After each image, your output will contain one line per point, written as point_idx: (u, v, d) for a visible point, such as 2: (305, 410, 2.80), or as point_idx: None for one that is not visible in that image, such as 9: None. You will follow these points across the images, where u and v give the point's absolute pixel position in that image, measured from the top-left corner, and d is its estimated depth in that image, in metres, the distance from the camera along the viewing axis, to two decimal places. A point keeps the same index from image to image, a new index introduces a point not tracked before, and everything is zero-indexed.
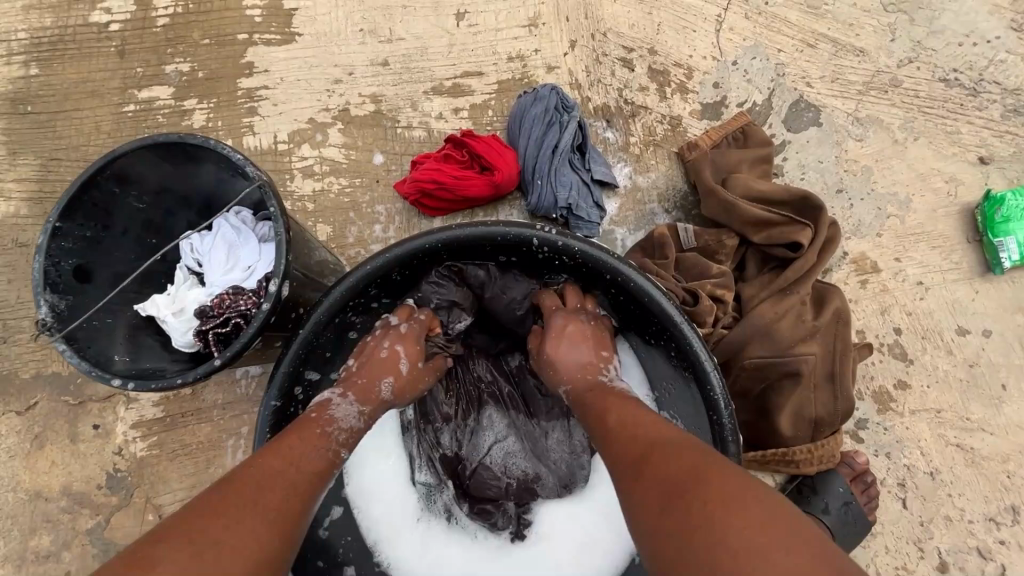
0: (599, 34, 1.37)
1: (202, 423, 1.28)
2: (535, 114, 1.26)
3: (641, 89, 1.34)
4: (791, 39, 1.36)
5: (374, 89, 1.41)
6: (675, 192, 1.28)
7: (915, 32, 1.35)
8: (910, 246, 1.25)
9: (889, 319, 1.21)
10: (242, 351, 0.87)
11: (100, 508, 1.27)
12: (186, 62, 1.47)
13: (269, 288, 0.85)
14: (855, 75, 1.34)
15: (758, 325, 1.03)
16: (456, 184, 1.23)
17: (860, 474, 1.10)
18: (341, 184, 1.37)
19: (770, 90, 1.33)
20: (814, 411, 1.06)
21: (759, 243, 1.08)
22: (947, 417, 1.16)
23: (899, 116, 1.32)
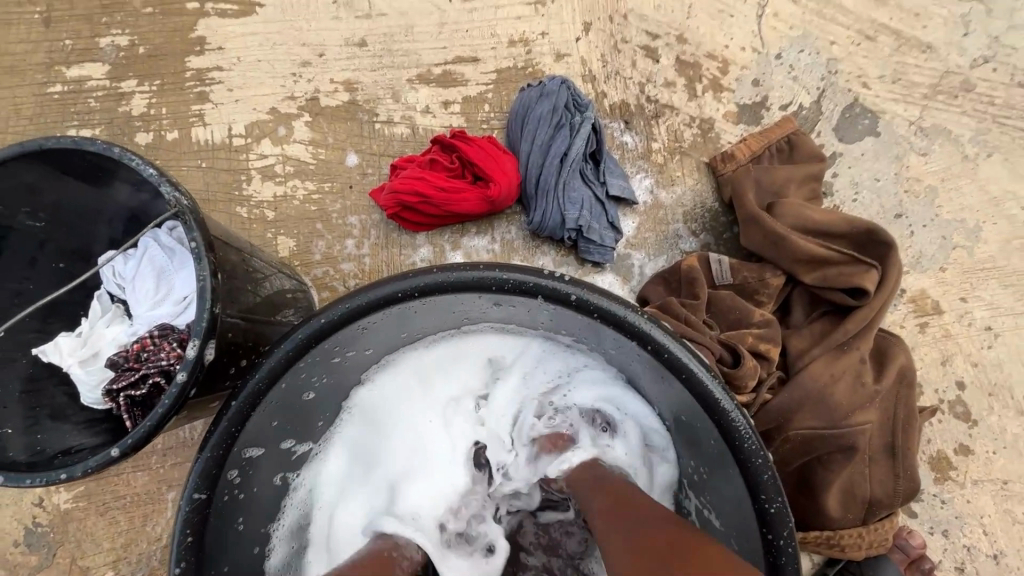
0: (618, 16, 1.14)
1: (137, 473, 1.08)
2: (541, 113, 1.05)
3: (667, 84, 1.12)
4: (846, 30, 1.15)
5: (348, 75, 1.18)
6: (704, 211, 1.08)
7: (992, 27, 1.14)
8: (977, 284, 1.06)
9: (951, 371, 1.03)
10: (151, 437, 0.66)
11: (17, 569, 1.07)
12: (124, 36, 1.23)
13: (188, 353, 0.66)
14: (919, 75, 1.13)
15: (808, 389, 0.84)
16: (444, 197, 1.02)
17: (915, 560, 0.93)
18: (307, 189, 1.15)
19: (820, 91, 1.12)
20: (869, 490, 0.88)
21: (812, 285, 0.89)
22: (1015, 489, 0.99)
23: (970, 127, 1.11)
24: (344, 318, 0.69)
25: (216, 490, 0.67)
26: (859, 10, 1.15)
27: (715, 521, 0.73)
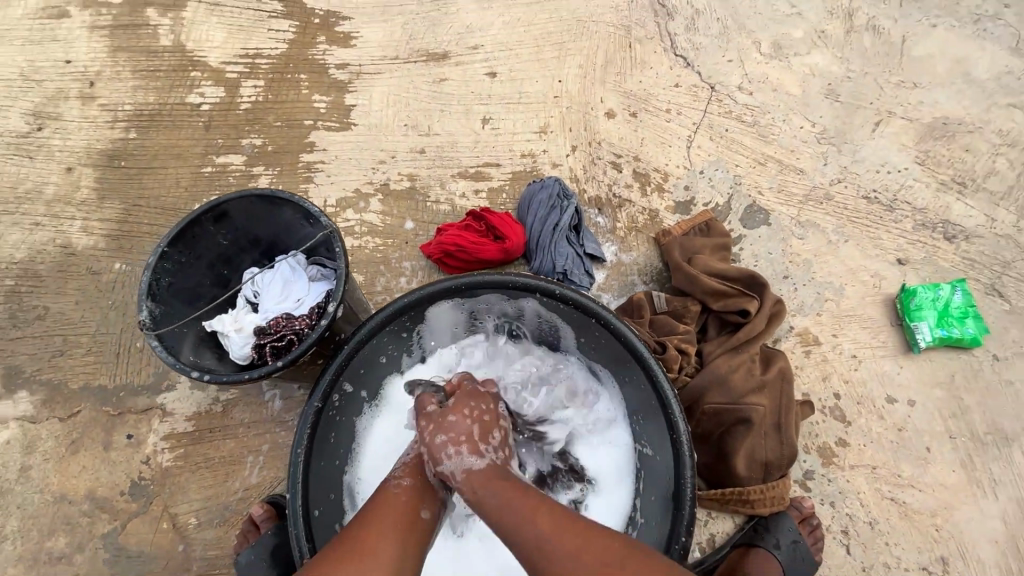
0: (595, 143, 1.72)
1: (227, 439, 1.42)
2: (542, 199, 1.57)
3: (627, 186, 1.67)
4: (747, 158, 1.71)
5: (410, 170, 1.72)
6: (652, 267, 1.56)
7: (843, 160, 1.72)
8: (844, 325, 1.51)
9: (829, 385, 1.44)
10: (298, 359, 1.10)
11: (119, 513, 1.37)
12: (259, 138, 1.78)
13: (329, 308, 1.13)
14: (797, 188, 1.68)
15: (716, 374, 1.26)
16: (474, 248, 1.50)
17: (807, 517, 1.26)
18: (375, 243, 1.64)
19: (730, 195, 1.66)
20: (765, 454, 1.24)
21: (718, 309, 1.34)
22: (882, 473, 1.35)
23: (833, 222, 1.64)
24: (412, 301, 1.14)
25: (325, 402, 1.08)
26: (755, 146, 1.74)
27: (648, 448, 1.13)
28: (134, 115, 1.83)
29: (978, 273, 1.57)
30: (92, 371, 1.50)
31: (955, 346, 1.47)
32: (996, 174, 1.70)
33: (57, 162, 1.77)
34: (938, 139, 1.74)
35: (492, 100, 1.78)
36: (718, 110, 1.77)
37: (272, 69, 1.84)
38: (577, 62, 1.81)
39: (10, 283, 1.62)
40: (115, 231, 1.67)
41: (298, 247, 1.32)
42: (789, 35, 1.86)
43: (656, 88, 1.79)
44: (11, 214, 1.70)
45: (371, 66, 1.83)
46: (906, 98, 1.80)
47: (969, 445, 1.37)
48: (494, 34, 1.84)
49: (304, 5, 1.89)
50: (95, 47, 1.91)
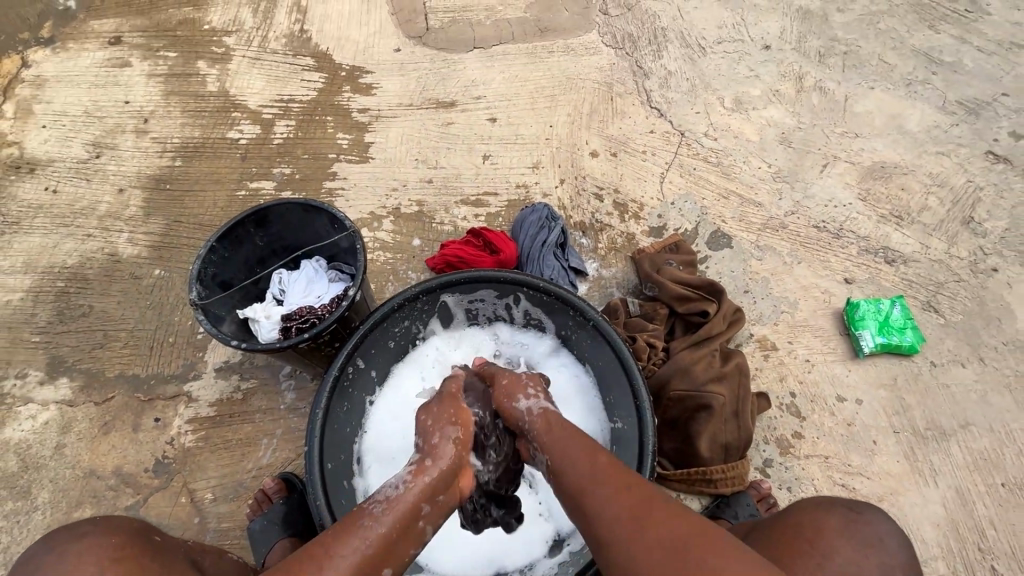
0: (580, 177, 1.99)
1: (245, 423, 1.58)
2: (532, 220, 1.81)
3: (607, 213, 1.91)
4: (712, 191, 1.97)
5: (419, 197, 1.97)
6: (629, 281, 1.78)
7: (795, 195, 1.97)
8: (799, 334, 1.70)
9: (785, 385, 1.61)
10: (320, 334, 1.31)
11: (142, 488, 1.50)
12: (288, 168, 2.04)
13: (350, 293, 1.34)
14: (756, 218, 1.92)
15: (680, 365, 1.46)
16: (473, 260, 1.73)
17: (764, 497, 1.40)
18: (386, 257, 1.86)
19: (697, 223, 1.90)
20: (725, 437, 1.41)
21: (682, 312, 1.57)
22: (834, 462, 1.50)
23: (788, 247, 1.87)
24: (423, 289, 1.36)
25: (342, 372, 1.28)
26: (720, 182, 1.99)
27: (617, 421, 1.31)
28: (181, 147, 2.10)
29: (915, 292, 1.79)
30: (127, 362, 1.68)
31: (896, 353, 1.65)
32: (929, 210, 1.95)
33: (110, 184, 2.02)
34: (878, 180, 2.01)
35: (492, 141, 2.06)
36: (687, 152, 2.05)
37: (302, 112, 2.14)
38: (566, 111, 2.11)
39: (60, 285, 1.82)
40: (157, 243, 1.90)
41: (321, 253, 1.55)
42: (748, 92, 2.17)
43: (634, 133, 2.07)
44: (66, 226, 1.93)
45: (389, 111, 2.13)
46: (849, 145, 2.08)
47: (912, 438, 1.53)
48: (495, 87, 2.16)
49: (333, 61, 2.22)
50: (151, 91, 2.22)
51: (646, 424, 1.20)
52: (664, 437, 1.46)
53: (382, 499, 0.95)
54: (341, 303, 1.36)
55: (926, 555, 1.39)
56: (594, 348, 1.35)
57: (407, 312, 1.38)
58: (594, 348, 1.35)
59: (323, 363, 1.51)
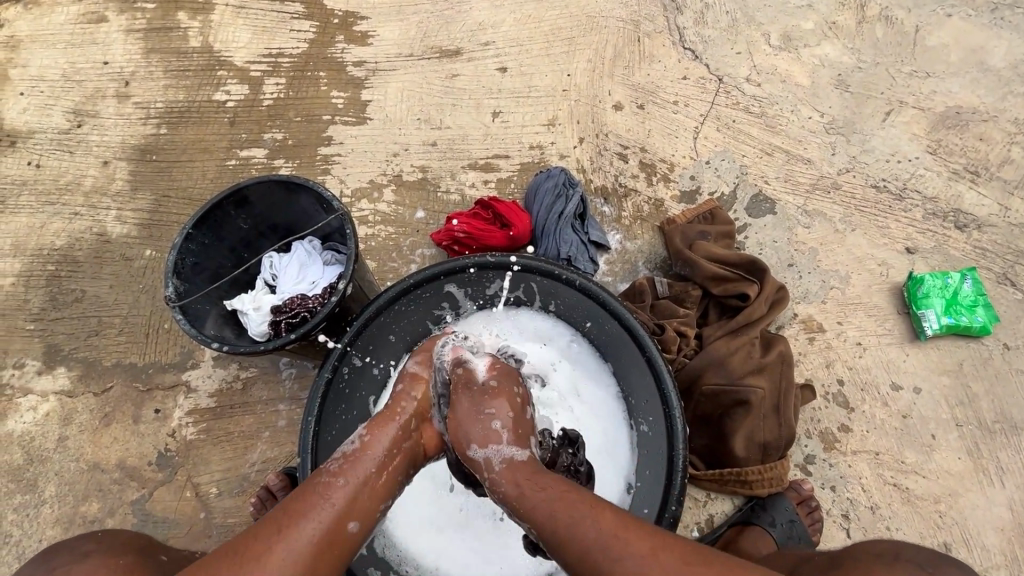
0: (602, 134, 1.75)
1: (246, 415, 1.50)
2: (547, 187, 1.61)
3: (633, 176, 1.69)
4: (754, 148, 1.72)
5: (422, 162, 1.77)
6: (656, 255, 1.59)
7: (852, 149, 1.71)
8: (850, 313, 1.51)
9: (833, 371, 1.45)
10: (308, 333, 1.18)
11: (146, 482, 1.48)
12: (280, 133, 1.84)
13: (339, 286, 1.19)
14: (804, 178, 1.68)
15: (714, 356, 1.33)
16: (481, 235, 1.57)
17: (805, 499, 1.30)
18: (388, 232, 1.70)
19: (736, 185, 1.67)
20: (763, 436, 1.29)
21: (718, 294, 1.43)
22: (885, 459, 1.38)
23: (840, 212, 1.63)
24: (425, 277, 1.23)
25: (336, 372, 1.18)
26: (762, 136, 1.73)
27: (644, 426, 1.14)
28: (165, 111, 1.91)
29: (989, 262, 1.56)
30: (123, 350, 1.60)
31: (963, 334, 1.47)
32: (1011, 163, 1.68)
33: (94, 156, 1.87)
34: (951, 128, 1.72)
35: (502, 95, 1.82)
36: (726, 101, 1.78)
37: (293, 67, 1.91)
38: (586, 56, 1.84)
39: (50, 268, 1.73)
40: (147, 220, 1.77)
41: (313, 233, 1.41)
42: (799, 27, 1.85)
43: (664, 81, 1.80)
44: (53, 204, 1.82)
45: (387, 63, 1.89)
46: (919, 88, 1.77)
47: (977, 432, 1.39)
48: (505, 30, 1.89)
49: (324, 7, 1.96)
50: (130, 49, 1.99)
51: (676, 432, 1.09)
52: (694, 433, 1.35)
53: (340, 455, 0.88)
54: (332, 296, 1.21)
55: (985, 562, 1.29)
56: (616, 345, 1.19)
57: (408, 304, 1.24)
58: (616, 346, 1.19)
59: (321, 353, 1.40)
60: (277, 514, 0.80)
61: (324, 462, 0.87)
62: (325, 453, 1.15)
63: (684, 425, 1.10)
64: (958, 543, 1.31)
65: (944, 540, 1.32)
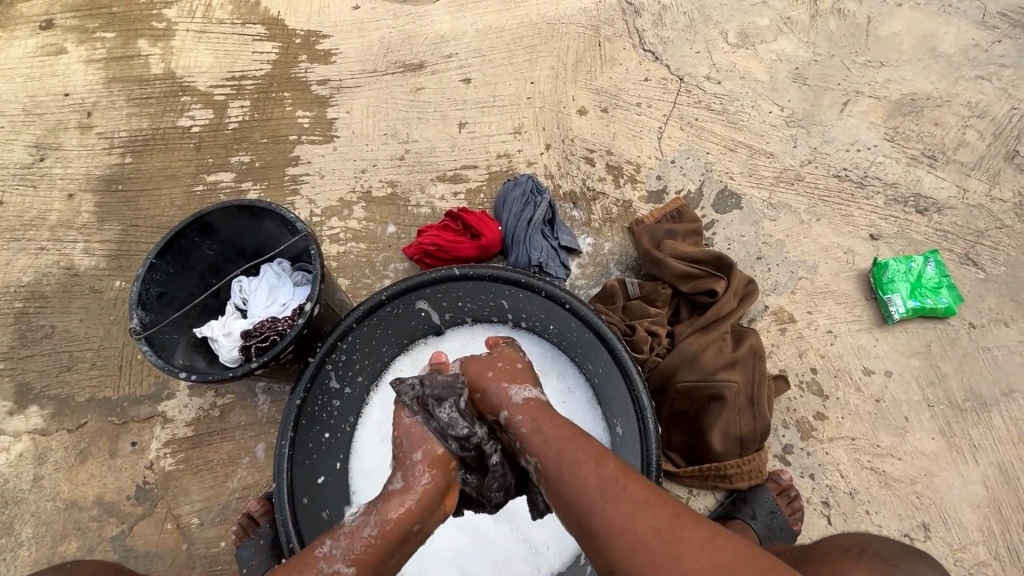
0: (568, 139, 1.77)
1: (225, 442, 1.49)
2: (515, 195, 1.63)
3: (600, 179, 1.70)
4: (717, 144, 1.74)
5: (391, 177, 1.77)
6: (627, 256, 1.61)
7: (813, 141, 1.74)
8: (819, 302, 1.53)
9: (806, 360, 1.47)
10: (277, 356, 1.17)
11: (126, 517, 1.45)
12: (247, 155, 1.83)
13: (306, 307, 1.18)
14: (767, 171, 1.70)
15: (687, 354, 1.35)
16: (451, 247, 1.57)
17: (784, 490, 1.31)
18: (359, 249, 1.70)
19: (701, 181, 1.69)
20: (740, 430, 1.31)
21: (688, 292, 1.45)
22: (861, 444, 1.40)
23: (804, 203, 1.66)
24: (393, 293, 1.22)
25: (307, 397, 1.16)
26: (725, 133, 1.76)
27: (619, 429, 1.16)
28: (129, 140, 1.89)
29: (951, 244, 1.60)
30: (96, 385, 1.58)
31: (930, 316, 1.50)
32: (967, 146, 1.72)
33: (58, 189, 1.84)
34: (907, 115, 1.76)
35: (468, 106, 1.83)
36: (687, 99, 1.80)
37: (256, 89, 1.90)
38: (548, 63, 1.86)
39: (18, 306, 1.71)
40: (115, 251, 1.75)
41: (282, 255, 1.40)
42: (754, 24, 1.89)
43: (627, 84, 1.83)
44: (17, 240, 1.79)
45: (351, 80, 1.89)
46: (873, 77, 1.82)
47: (948, 412, 1.42)
48: (466, 42, 1.91)
49: (285, 27, 1.96)
50: (91, 79, 1.97)
51: (648, 431, 1.08)
52: (673, 432, 1.36)
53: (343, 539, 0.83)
54: (300, 318, 1.21)
55: (964, 540, 1.32)
56: (591, 348, 1.19)
57: (374, 323, 1.22)
58: (591, 348, 1.19)
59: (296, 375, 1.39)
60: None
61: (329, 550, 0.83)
62: (299, 478, 1.13)
63: (655, 423, 1.09)
64: (936, 522, 1.33)
65: (923, 520, 1.34)
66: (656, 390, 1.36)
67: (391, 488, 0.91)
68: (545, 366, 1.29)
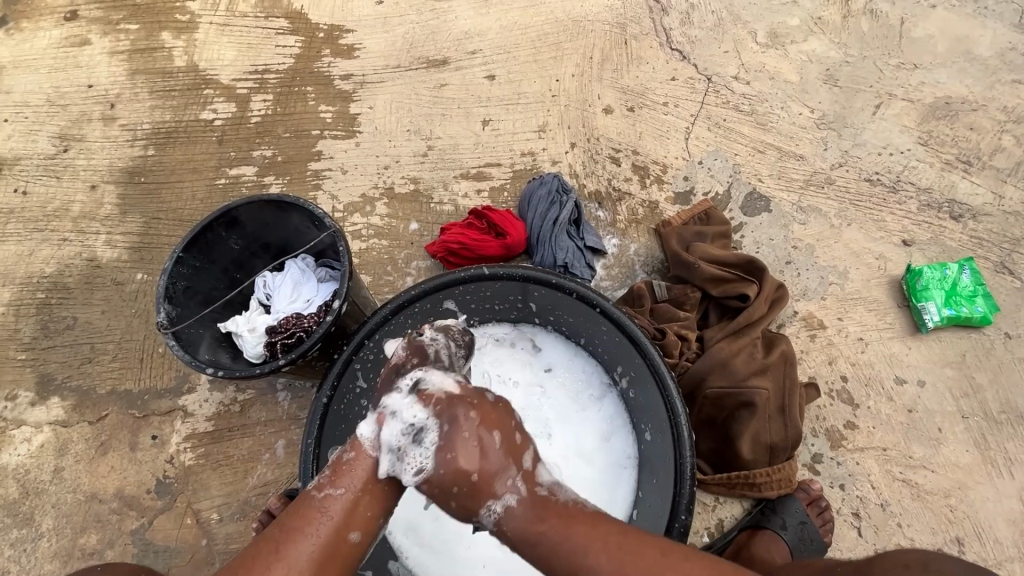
0: (593, 139, 1.74)
1: (245, 437, 1.48)
2: (541, 194, 1.61)
3: (626, 179, 1.68)
4: (746, 146, 1.71)
5: (414, 174, 1.76)
6: (654, 258, 1.59)
7: (844, 144, 1.71)
8: (850, 309, 1.50)
9: (836, 368, 1.44)
10: (304, 354, 1.16)
11: (146, 511, 1.45)
12: (270, 150, 1.82)
13: (333, 305, 1.17)
14: (797, 174, 1.67)
15: (716, 359, 1.32)
16: (475, 245, 1.55)
17: (815, 500, 1.29)
18: (382, 246, 1.68)
19: (730, 183, 1.66)
20: (770, 438, 1.28)
21: (717, 296, 1.42)
22: (893, 454, 1.37)
23: (835, 207, 1.63)
24: (423, 290, 1.21)
25: (335, 394, 1.16)
26: (753, 134, 1.73)
27: (648, 435, 1.15)
28: (152, 132, 1.89)
29: (987, 251, 1.56)
30: (117, 377, 1.58)
31: (964, 325, 1.46)
32: (1003, 151, 1.68)
33: (81, 181, 1.85)
34: (941, 119, 1.72)
35: (492, 102, 1.81)
36: (715, 100, 1.77)
37: (279, 83, 1.89)
38: (574, 61, 1.84)
39: (40, 296, 1.71)
40: (137, 243, 1.75)
41: (307, 251, 1.39)
42: (785, 23, 1.85)
43: (653, 83, 1.80)
44: (40, 231, 1.79)
45: (374, 75, 1.88)
46: (907, 79, 1.78)
47: (983, 424, 1.38)
48: (491, 38, 1.88)
49: (309, 21, 1.95)
50: (114, 71, 1.97)
51: (684, 440, 1.06)
52: (700, 438, 1.34)
53: (330, 467, 0.88)
54: (327, 315, 1.20)
55: (999, 556, 1.28)
56: (622, 353, 1.17)
57: (401, 321, 1.21)
58: (623, 354, 1.17)
59: (319, 372, 1.38)
60: (278, 526, 0.83)
61: (313, 488, 0.86)
62: None
63: (689, 429, 1.07)
64: (970, 537, 1.30)
65: (956, 534, 1.30)
66: (684, 395, 1.34)
67: (343, 457, 0.89)
68: (583, 382, 1.27)
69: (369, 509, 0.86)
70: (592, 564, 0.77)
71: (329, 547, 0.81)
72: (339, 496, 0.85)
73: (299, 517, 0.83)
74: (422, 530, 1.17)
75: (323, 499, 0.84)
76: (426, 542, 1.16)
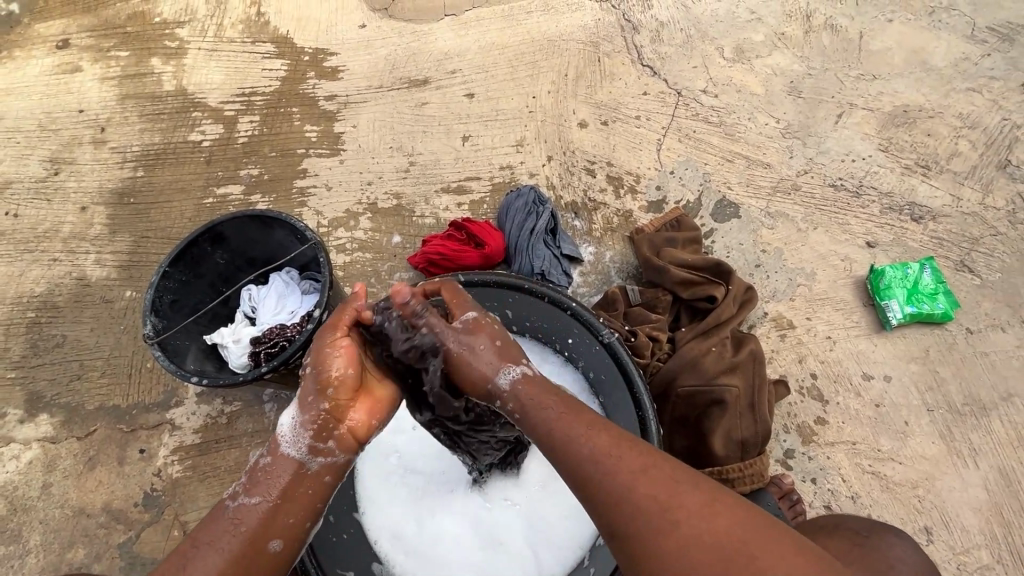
0: (569, 151, 1.81)
1: (232, 448, 1.51)
2: (518, 205, 1.66)
3: (601, 190, 1.74)
4: (715, 155, 1.78)
5: (397, 189, 1.81)
6: (628, 265, 1.64)
7: (808, 152, 1.78)
8: (818, 308, 1.56)
9: (805, 366, 1.49)
10: (286, 362, 1.19)
11: (133, 524, 1.47)
12: (256, 168, 1.87)
13: (314, 313, 1.21)
14: (764, 181, 1.74)
15: (686, 359, 1.37)
16: (455, 255, 1.60)
17: (787, 493, 1.33)
18: (365, 258, 1.73)
19: (700, 192, 1.73)
20: (741, 434, 1.32)
21: (687, 298, 1.48)
22: (862, 448, 1.41)
23: (801, 211, 1.70)
24: None
25: None
26: (722, 144, 1.80)
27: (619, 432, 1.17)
28: (141, 154, 1.94)
29: (947, 251, 1.63)
30: (105, 393, 1.60)
31: (926, 322, 1.52)
32: (959, 155, 1.76)
33: (72, 203, 1.89)
34: (900, 126, 1.81)
35: (471, 119, 1.88)
36: (685, 112, 1.85)
37: (266, 105, 1.96)
38: (550, 78, 1.91)
39: (30, 316, 1.74)
40: (127, 261, 1.79)
41: (291, 264, 1.43)
42: (749, 39, 1.94)
43: (626, 98, 1.88)
44: (31, 251, 1.83)
45: (358, 96, 1.95)
46: (866, 90, 1.86)
47: (947, 416, 1.43)
48: (469, 58, 1.96)
49: (294, 45, 2.03)
50: (105, 96, 2.03)
51: (651, 433, 1.13)
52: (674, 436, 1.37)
53: (247, 473, 0.89)
54: (309, 324, 1.24)
55: (966, 544, 1.32)
56: (593, 353, 1.22)
57: None
58: (594, 355, 1.22)
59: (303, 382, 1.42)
60: (190, 539, 0.84)
61: (228, 497, 0.87)
62: None
63: (656, 423, 1.14)
64: (938, 527, 1.34)
65: (925, 524, 1.34)
66: (657, 394, 1.38)
67: (260, 462, 0.89)
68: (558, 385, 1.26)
69: (290, 517, 0.87)
70: (604, 470, 0.80)
71: (248, 557, 0.82)
72: (256, 504, 0.85)
73: (212, 530, 0.84)
74: (406, 539, 1.19)
75: (236, 510, 0.85)
76: (410, 549, 1.18)
